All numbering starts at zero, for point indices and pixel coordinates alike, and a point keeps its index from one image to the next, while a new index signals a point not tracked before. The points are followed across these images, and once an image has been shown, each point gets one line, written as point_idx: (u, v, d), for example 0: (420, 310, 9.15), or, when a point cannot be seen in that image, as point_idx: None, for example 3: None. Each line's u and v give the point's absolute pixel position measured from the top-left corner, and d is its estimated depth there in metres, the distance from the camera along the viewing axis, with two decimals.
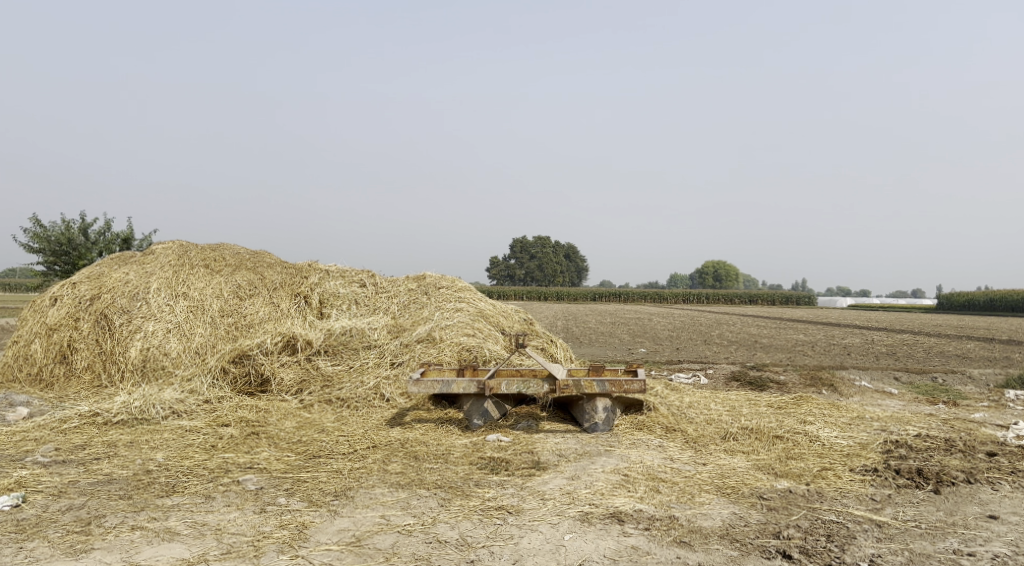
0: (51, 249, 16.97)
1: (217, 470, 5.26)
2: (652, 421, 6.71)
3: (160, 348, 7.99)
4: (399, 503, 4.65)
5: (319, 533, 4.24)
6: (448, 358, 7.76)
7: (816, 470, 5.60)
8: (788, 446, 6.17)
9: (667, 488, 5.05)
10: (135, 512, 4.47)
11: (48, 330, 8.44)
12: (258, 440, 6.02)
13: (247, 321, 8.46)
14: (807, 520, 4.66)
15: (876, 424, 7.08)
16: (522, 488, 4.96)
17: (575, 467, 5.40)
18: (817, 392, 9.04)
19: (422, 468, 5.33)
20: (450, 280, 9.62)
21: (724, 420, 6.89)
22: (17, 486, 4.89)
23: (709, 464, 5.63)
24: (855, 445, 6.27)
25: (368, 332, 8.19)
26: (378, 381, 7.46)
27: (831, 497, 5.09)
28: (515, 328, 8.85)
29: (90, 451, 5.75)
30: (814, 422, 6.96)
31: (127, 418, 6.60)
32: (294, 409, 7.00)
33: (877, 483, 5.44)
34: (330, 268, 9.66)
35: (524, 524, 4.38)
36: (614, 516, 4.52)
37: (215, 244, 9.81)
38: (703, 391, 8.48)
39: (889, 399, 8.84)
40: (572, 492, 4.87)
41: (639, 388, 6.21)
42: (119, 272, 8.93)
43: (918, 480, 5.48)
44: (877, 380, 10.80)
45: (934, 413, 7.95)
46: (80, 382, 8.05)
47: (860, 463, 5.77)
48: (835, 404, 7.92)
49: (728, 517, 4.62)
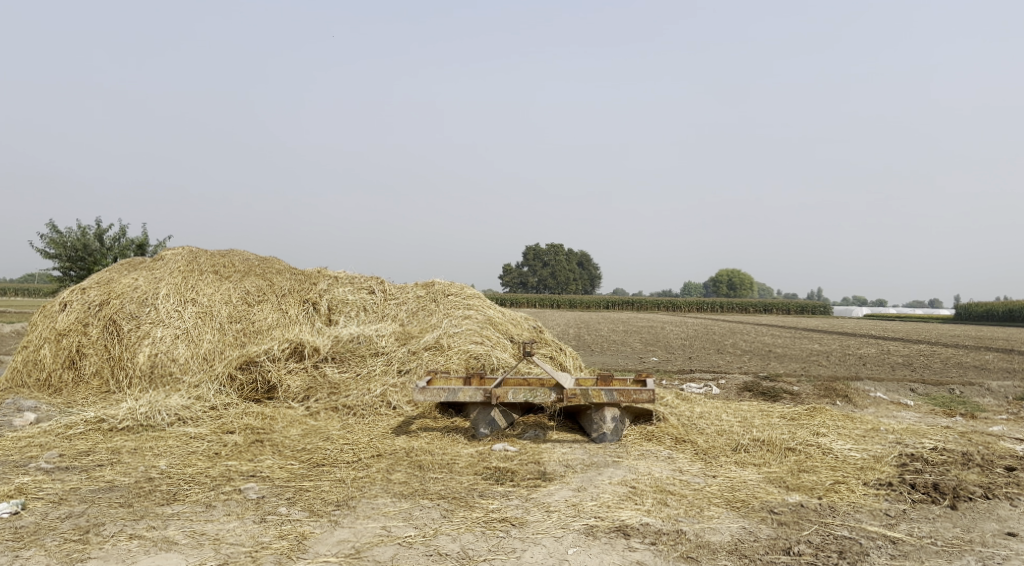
0: (67, 256, 17.17)
1: (220, 478, 5.21)
2: (661, 432, 6.61)
3: (168, 353, 7.99)
4: (401, 514, 4.58)
5: (319, 544, 4.17)
6: (455, 366, 7.69)
7: (829, 484, 5.46)
8: (801, 459, 6.04)
9: (676, 501, 4.94)
10: (134, 521, 4.42)
11: (58, 335, 8.44)
12: (262, 448, 5.97)
13: (255, 327, 8.42)
14: (819, 536, 4.54)
15: (891, 436, 6.92)
16: (527, 500, 4.87)
17: (582, 478, 5.30)
18: (830, 403, 8.90)
19: (426, 478, 5.26)
20: (459, 287, 9.55)
21: (735, 432, 6.75)
22: (17, 493, 4.86)
23: (719, 477, 5.51)
24: (870, 458, 6.13)
25: (376, 339, 8.12)
26: (385, 389, 7.40)
27: (844, 512, 4.97)
28: (524, 335, 8.77)
29: (94, 457, 5.73)
30: (827, 434, 6.82)
31: (132, 425, 6.57)
32: (300, 417, 6.95)
33: (892, 497, 5.30)
34: (339, 275, 9.63)
35: (527, 537, 4.29)
36: (620, 529, 4.43)
37: (225, 251, 9.79)
38: (714, 401, 8.34)
39: (904, 411, 8.67)
40: (578, 504, 4.77)
41: (648, 398, 6.08)
42: (129, 277, 8.95)
43: (934, 494, 5.35)
44: (893, 391, 10.63)
45: (951, 426, 7.78)
46: (88, 388, 8.06)
47: (874, 477, 5.63)
48: (849, 415, 7.77)
49: (737, 531, 4.51)
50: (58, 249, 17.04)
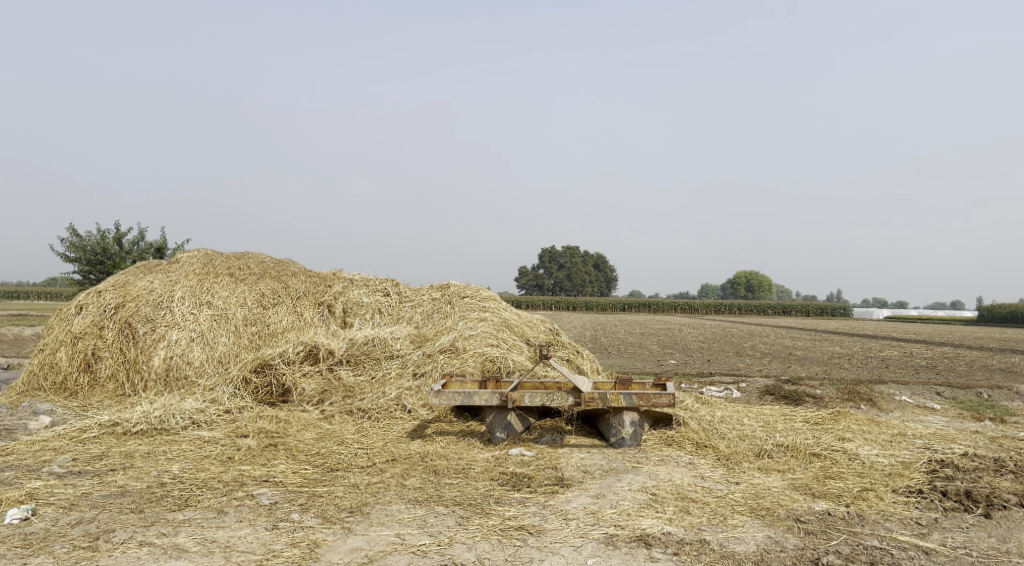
0: (87, 258, 17.28)
1: (233, 483, 5.13)
2: (682, 436, 6.46)
3: (183, 357, 7.94)
4: (415, 521, 4.47)
5: (331, 552, 4.07)
6: (471, 369, 7.57)
7: (856, 491, 5.29)
8: (827, 464, 5.88)
9: (698, 508, 4.79)
10: (145, 528, 4.34)
11: (73, 338, 8.42)
12: (276, 452, 5.89)
13: (270, 330, 8.37)
14: (848, 546, 4.38)
15: (919, 441, 6.73)
16: (544, 507, 4.74)
17: (601, 485, 5.16)
18: (854, 407, 8.69)
19: (442, 484, 5.14)
20: (475, 288, 9.45)
21: (757, 437, 6.58)
22: (28, 498, 4.80)
23: (742, 484, 5.34)
24: (898, 464, 5.93)
25: (391, 342, 8.01)
26: (401, 392, 7.30)
27: (873, 521, 4.80)
28: (540, 338, 8.64)
29: (107, 462, 5.67)
30: (853, 439, 6.63)
31: (146, 428, 6.51)
32: (315, 420, 6.87)
33: (923, 505, 5.12)
34: (355, 277, 9.55)
35: (545, 547, 4.17)
36: (641, 539, 4.29)
37: (241, 252, 9.73)
38: (735, 405, 8.17)
39: (930, 415, 8.43)
40: (597, 512, 4.64)
41: (668, 402, 5.92)
42: (144, 280, 8.92)
43: (966, 503, 5.16)
44: (919, 395, 10.36)
45: (980, 431, 7.56)
46: (104, 391, 8.06)
47: (903, 484, 5.44)
48: (875, 420, 7.56)
49: (763, 541, 4.36)
50: (78, 254, 17.15)
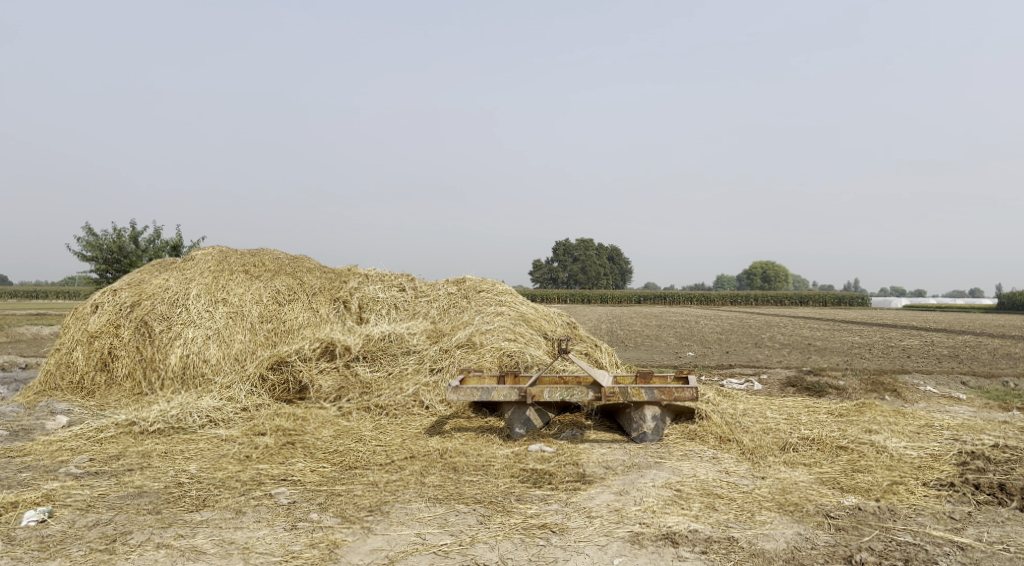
0: (104, 258, 17.33)
1: (251, 482, 5.07)
2: (704, 430, 6.34)
3: (200, 355, 7.91)
4: (436, 520, 4.39)
5: (352, 553, 4.00)
6: (489, 364, 7.48)
7: (886, 485, 5.15)
8: (854, 457, 5.74)
9: (725, 505, 4.68)
10: (162, 529, 4.29)
11: (89, 338, 8.40)
12: (293, 450, 5.83)
13: (286, 327, 8.32)
14: (881, 543, 4.25)
15: (947, 432, 6.57)
16: (567, 504, 4.65)
17: (623, 481, 5.06)
18: (879, 398, 8.52)
19: (462, 481, 5.06)
20: (491, 282, 9.35)
21: (781, 430, 6.45)
22: (44, 500, 4.77)
23: (769, 478, 5.22)
24: (927, 456, 5.79)
25: (407, 338, 7.93)
26: (418, 388, 7.22)
27: (904, 515, 4.66)
28: (558, 332, 8.54)
29: (124, 462, 5.63)
30: (880, 431, 6.48)
31: (164, 427, 6.48)
32: (332, 417, 6.81)
33: (955, 499, 4.98)
34: (369, 273, 9.48)
35: (569, 546, 4.07)
36: (667, 537, 4.18)
37: (255, 250, 9.69)
38: (757, 398, 8.01)
39: (956, 405, 8.25)
40: (621, 509, 4.54)
41: (691, 396, 5.79)
42: (159, 279, 8.87)
43: (1000, 495, 5.01)
44: (943, 385, 10.16)
45: (1009, 421, 7.38)
46: (121, 390, 8.05)
47: (934, 477, 5.30)
48: (900, 410, 7.40)
49: (793, 538, 4.24)
50: (94, 253, 17.21)
